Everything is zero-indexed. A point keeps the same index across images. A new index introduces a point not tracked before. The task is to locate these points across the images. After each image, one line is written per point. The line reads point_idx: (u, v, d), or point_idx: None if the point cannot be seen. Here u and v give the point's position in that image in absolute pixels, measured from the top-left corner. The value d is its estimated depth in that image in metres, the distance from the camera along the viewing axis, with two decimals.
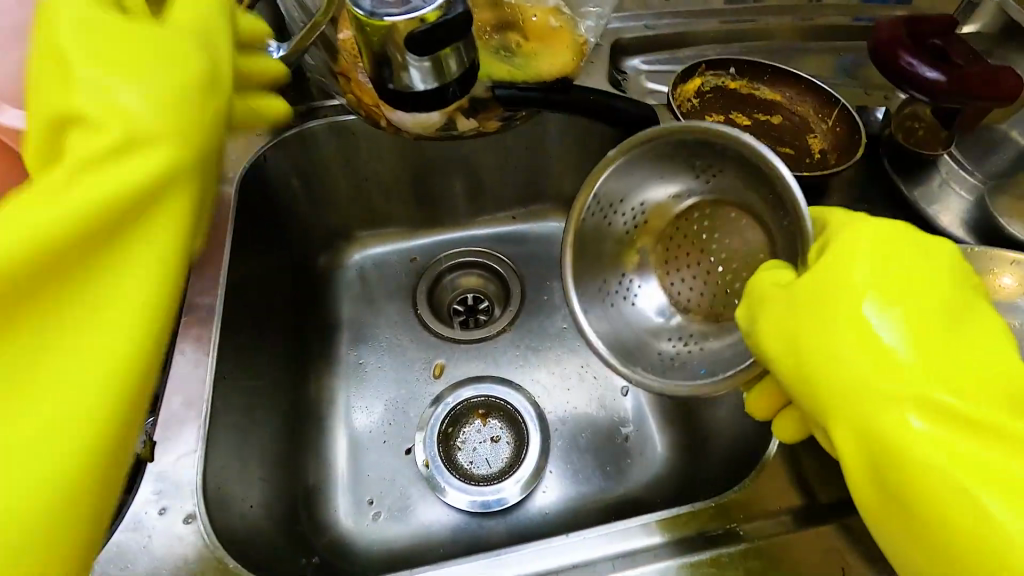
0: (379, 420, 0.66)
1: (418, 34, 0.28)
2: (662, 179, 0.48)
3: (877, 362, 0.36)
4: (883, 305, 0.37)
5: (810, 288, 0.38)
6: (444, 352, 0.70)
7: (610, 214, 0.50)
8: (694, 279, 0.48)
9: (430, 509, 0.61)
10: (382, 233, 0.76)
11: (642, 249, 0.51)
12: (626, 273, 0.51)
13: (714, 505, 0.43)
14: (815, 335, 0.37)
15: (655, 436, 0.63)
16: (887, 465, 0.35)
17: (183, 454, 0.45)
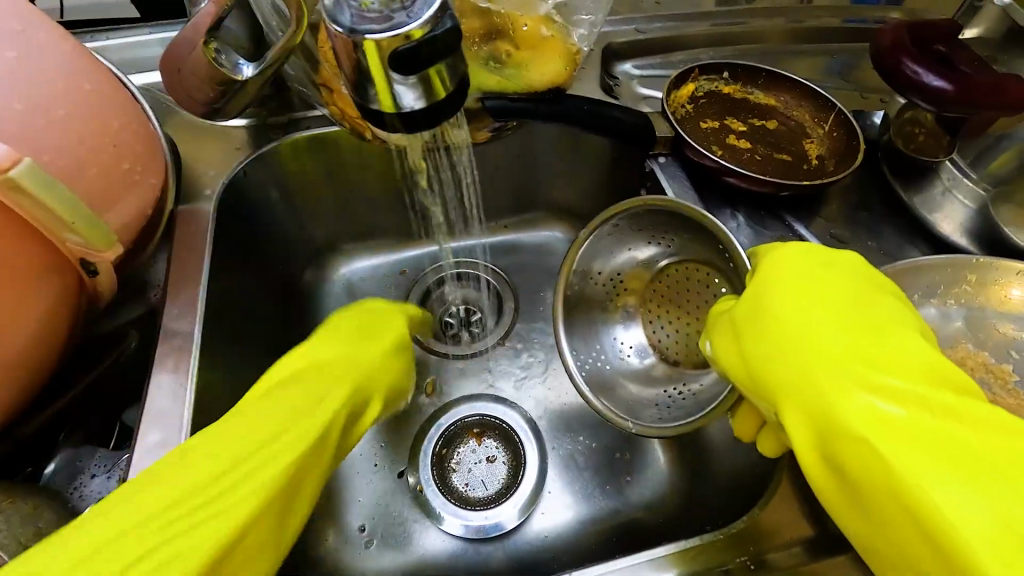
0: (370, 441, 0.63)
1: (402, 51, 0.26)
2: (630, 251, 0.57)
3: (810, 351, 0.37)
4: (815, 300, 0.38)
5: (749, 297, 0.41)
6: (436, 368, 0.68)
7: (594, 284, 0.57)
8: (679, 331, 0.55)
9: (425, 533, 0.59)
10: (370, 245, 0.73)
11: (626, 307, 0.57)
12: (613, 332, 0.57)
13: (720, 537, 0.42)
14: (755, 336, 0.39)
15: (656, 452, 0.61)
16: (840, 453, 0.34)
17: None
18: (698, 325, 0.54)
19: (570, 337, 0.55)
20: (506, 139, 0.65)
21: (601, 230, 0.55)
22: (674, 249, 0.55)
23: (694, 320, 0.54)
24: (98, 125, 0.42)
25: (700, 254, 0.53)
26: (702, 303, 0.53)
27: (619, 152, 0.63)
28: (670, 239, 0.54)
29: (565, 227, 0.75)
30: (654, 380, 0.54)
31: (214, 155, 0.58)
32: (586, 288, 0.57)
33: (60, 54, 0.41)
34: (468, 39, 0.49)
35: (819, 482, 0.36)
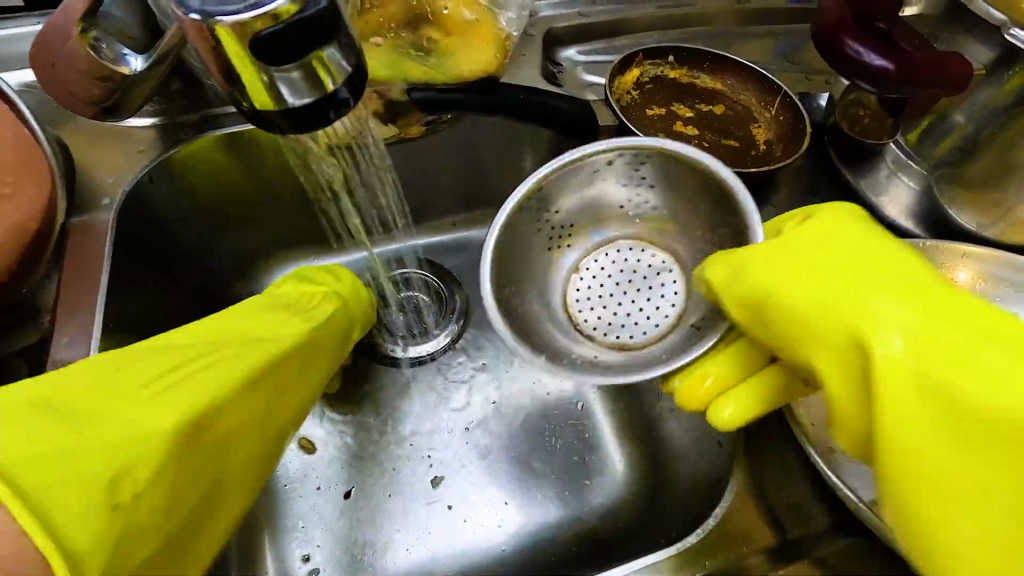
0: (312, 462, 0.59)
1: (266, 35, 0.22)
2: (598, 188, 0.47)
3: (858, 295, 0.33)
4: (868, 250, 0.35)
5: (788, 242, 0.37)
6: (382, 380, 0.64)
7: (542, 214, 0.47)
8: (601, 308, 0.47)
9: (371, 558, 0.55)
10: (306, 250, 0.68)
11: (568, 250, 0.49)
12: (551, 276, 0.48)
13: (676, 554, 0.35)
14: (789, 270, 0.35)
15: (614, 453, 0.59)
16: (943, 409, 0.31)
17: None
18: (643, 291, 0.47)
19: (502, 262, 0.44)
20: (444, 132, 0.61)
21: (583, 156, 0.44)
22: (651, 205, 0.47)
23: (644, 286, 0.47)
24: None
25: (683, 223, 0.46)
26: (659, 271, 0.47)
27: (564, 142, 0.60)
28: (654, 195, 0.46)
29: None
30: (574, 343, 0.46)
31: (115, 159, 0.52)
32: (526, 213, 0.46)
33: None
34: (383, 24, 0.47)
35: (928, 453, 0.31)
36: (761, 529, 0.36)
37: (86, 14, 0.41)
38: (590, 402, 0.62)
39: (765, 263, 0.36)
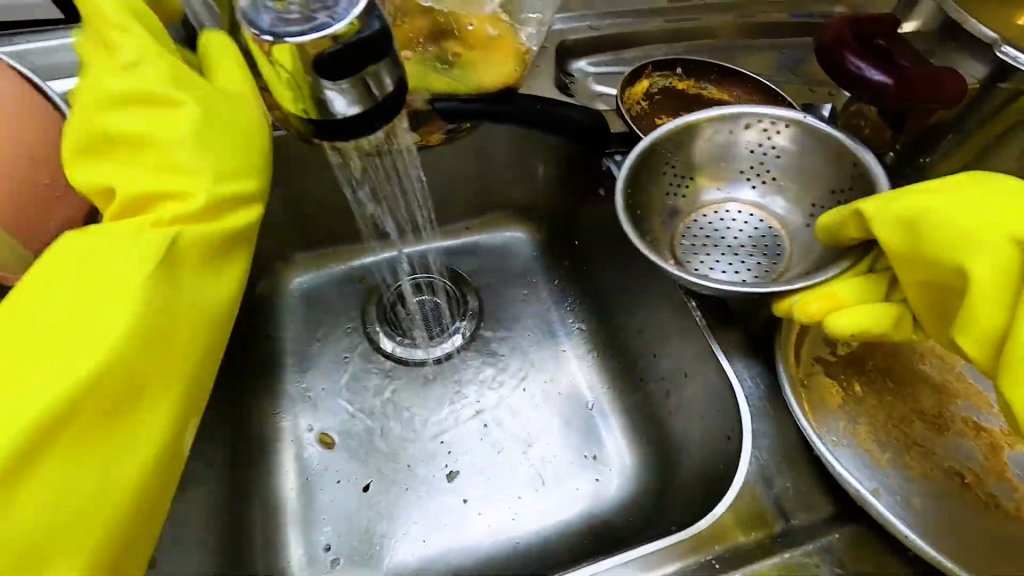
0: (332, 456, 0.61)
1: (327, 55, 0.25)
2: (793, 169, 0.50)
3: (987, 219, 0.36)
4: (1000, 191, 0.37)
5: (903, 191, 0.40)
6: (399, 378, 0.66)
7: (740, 161, 0.52)
8: (710, 248, 0.51)
9: (388, 549, 0.57)
10: (326, 253, 0.71)
11: (699, 218, 0.52)
12: (705, 235, 0.52)
13: (684, 540, 0.37)
14: (907, 203, 0.39)
15: (621, 452, 0.62)
16: None
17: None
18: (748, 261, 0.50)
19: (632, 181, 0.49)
20: (461, 141, 0.64)
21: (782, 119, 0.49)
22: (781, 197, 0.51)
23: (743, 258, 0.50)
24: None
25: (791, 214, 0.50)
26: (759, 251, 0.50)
27: (575, 150, 0.63)
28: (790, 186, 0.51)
29: (525, 228, 0.75)
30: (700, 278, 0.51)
31: None
32: (692, 161, 0.51)
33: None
34: (411, 38, 0.50)
35: None
36: (766, 514, 0.38)
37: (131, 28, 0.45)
38: (599, 403, 0.65)
39: (911, 201, 0.39)
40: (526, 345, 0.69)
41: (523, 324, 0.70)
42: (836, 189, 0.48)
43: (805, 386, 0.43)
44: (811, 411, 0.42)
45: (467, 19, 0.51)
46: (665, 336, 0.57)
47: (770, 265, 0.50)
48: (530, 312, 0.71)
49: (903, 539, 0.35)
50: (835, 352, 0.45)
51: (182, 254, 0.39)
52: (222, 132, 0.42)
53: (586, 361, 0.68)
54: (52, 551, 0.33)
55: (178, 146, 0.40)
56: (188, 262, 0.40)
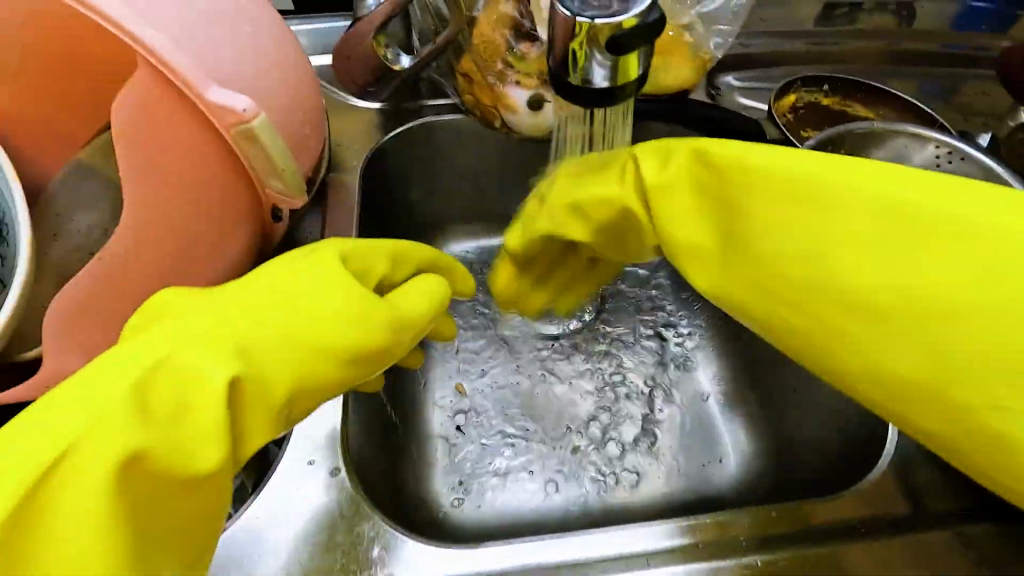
0: (465, 404, 0.68)
1: (617, 37, 0.31)
2: None
3: (767, 237, 0.34)
4: (780, 156, 0.34)
5: (990, 237, 0.30)
6: (527, 343, 0.73)
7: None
8: None
9: (512, 494, 0.63)
10: (470, 229, 0.77)
11: None
12: None
13: (702, 522, 0.46)
14: (850, 171, 0.32)
15: (734, 440, 0.65)
16: (816, 327, 0.34)
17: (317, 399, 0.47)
18: None
19: None
20: None
21: (852, 129, 0.52)
22: None
23: None
24: (292, 81, 0.47)
25: None
26: None
27: None
28: None
29: None
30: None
31: (358, 134, 0.65)
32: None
33: (263, 15, 0.46)
34: None
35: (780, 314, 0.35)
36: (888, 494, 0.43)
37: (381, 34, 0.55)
38: (715, 393, 0.68)
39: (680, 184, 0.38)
40: (643, 333, 0.73)
41: (645, 311, 0.75)
42: (919, 171, 0.52)
43: None
44: None
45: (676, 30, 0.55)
46: None
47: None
48: (653, 306, 0.75)
49: None
50: None
51: (69, 473, 0.29)
52: (244, 284, 0.39)
53: (701, 357, 0.71)
54: None
55: (126, 389, 0.31)
56: (179, 501, 0.33)
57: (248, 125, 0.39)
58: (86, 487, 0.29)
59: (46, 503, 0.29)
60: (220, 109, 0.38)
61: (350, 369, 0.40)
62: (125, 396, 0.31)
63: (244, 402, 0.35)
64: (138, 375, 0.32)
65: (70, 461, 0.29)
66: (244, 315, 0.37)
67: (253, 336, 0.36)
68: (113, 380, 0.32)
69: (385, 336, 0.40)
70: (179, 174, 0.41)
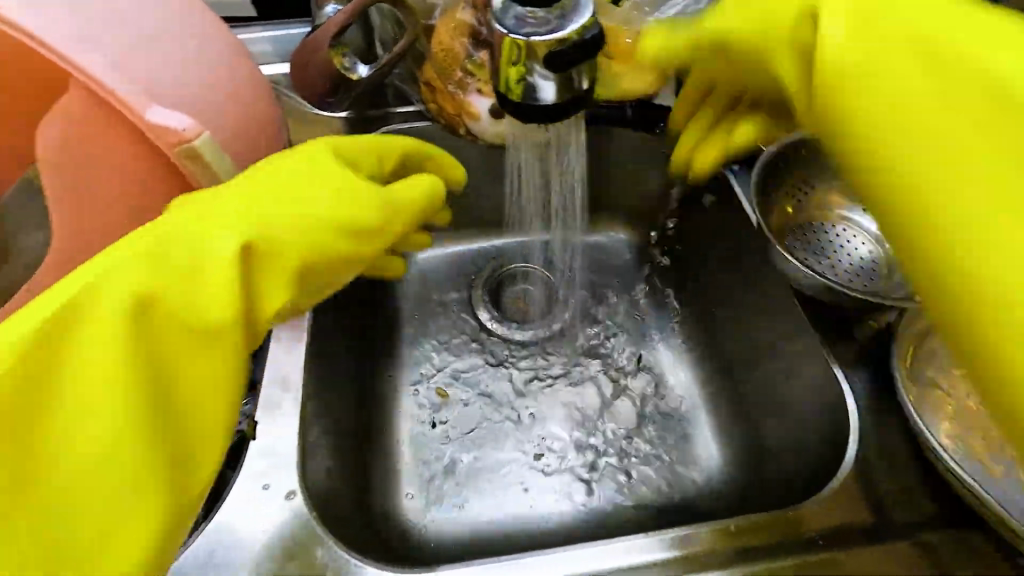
0: (440, 413, 0.68)
1: (555, 54, 0.31)
2: None
3: (933, 196, 0.31)
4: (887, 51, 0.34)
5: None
6: (501, 351, 0.72)
7: (785, 181, 0.55)
8: (812, 257, 0.53)
9: (485, 503, 0.63)
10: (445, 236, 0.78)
11: (790, 232, 0.54)
12: (805, 249, 0.53)
13: (688, 534, 0.45)
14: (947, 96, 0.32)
15: (709, 444, 0.65)
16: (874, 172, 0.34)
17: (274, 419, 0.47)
18: (847, 269, 0.52)
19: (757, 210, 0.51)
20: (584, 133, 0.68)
21: (809, 138, 0.53)
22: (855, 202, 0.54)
23: (840, 263, 0.53)
24: (243, 93, 0.46)
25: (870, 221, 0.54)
26: (848, 256, 0.53)
27: None
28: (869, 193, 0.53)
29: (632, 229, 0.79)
30: (818, 309, 0.53)
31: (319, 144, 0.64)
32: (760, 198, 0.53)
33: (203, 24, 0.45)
34: None
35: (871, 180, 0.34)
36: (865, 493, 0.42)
37: (337, 44, 0.53)
38: (690, 396, 0.68)
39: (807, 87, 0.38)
40: (614, 340, 0.73)
41: (620, 314, 0.75)
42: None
43: (917, 394, 0.46)
44: (922, 414, 0.45)
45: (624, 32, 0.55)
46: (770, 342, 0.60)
47: (853, 261, 0.53)
48: (625, 310, 0.75)
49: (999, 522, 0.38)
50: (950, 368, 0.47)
51: (87, 368, 0.33)
52: (242, 178, 0.41)
53: (676, 359, 0.71)
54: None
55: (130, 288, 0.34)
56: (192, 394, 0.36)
57: (190, 144, 0.38)
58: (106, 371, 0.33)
59: (55, 388, 0.33)
60: (158, 128, 0.37)
61: (356, 244, 0.44)
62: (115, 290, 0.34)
63: (256, 264, 0.39)
64: (149, 269, 0.35)
65: (65, 348, 0.33)
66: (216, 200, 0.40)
67: (232, 238, 0.38)
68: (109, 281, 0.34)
69: (371, 216, 0.44)
70: (117, 190, 0.39)
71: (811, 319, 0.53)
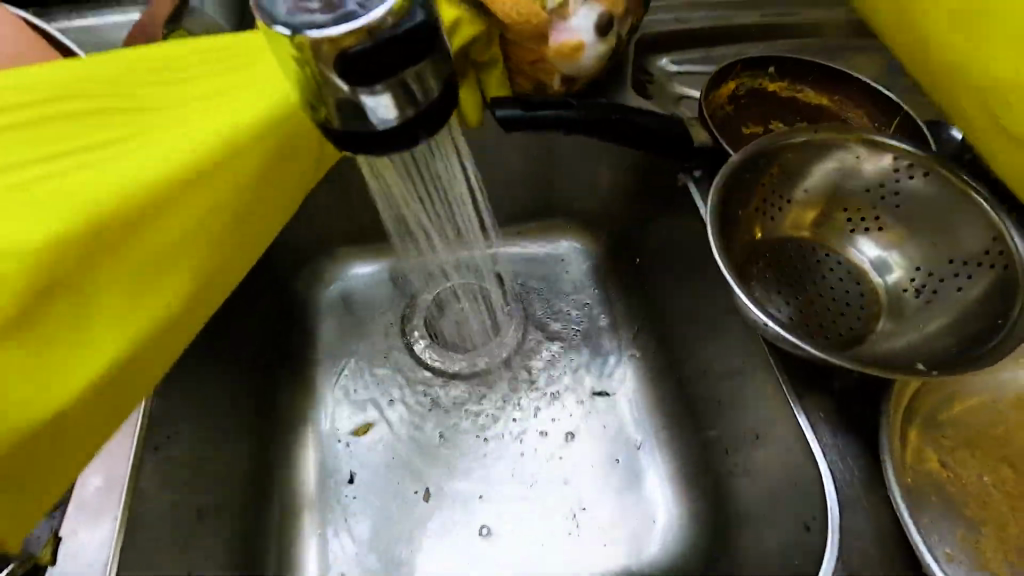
0: (360, 463, 0.58)
1: (355, 52, 0.23)
2: (861, 194, 0.42)
3: None
4: None
5: None
6: (435, 388, 0.62)
7: (754, 193, 0.43)
8: (786, 293, 0.43)
9: (406, 574, 0.54)
10: (370, 250, 0.67)
11: (760, 262, 0.44)
12: (778, 283, 0.43)
13: None
14: None
15: (670, 501, 0.56)
16: None
17: (81, 540, 0.38)
18: (830, 309, 0.42)
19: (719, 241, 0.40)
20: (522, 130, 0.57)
21: (788, 143, 0.41)
22: (844, 222, 0.43)
23: (821, 301, 0.42)
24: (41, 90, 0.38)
25: (860, 249, 0.43)
26: (831, 291, 0.43)
27: (649, 158, 0.56)
28: (860, 212, 0.43)
29: (585, 237, 0.69)
30: (787, 356, 0.43)
31: None
32: (725, 220, 0.42)
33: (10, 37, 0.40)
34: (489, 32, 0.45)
35: None
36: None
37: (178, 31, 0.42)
38: (650, 441, 0.59)
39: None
40: (567, 370, 0.63)
41: (573, 341, 0.65)
42: (872, 190, 0.42)
43: (912, 477, 0.36)
44: (919, 505, 0.35)
45: (573, 8, 0.43)
46: (737, 383, 0.50)
47: (834, 296, 0.42)
48: (574, 335, 0.65)
49: None
50: (952, 437, 0.38)
51: (207, 104, 0.37)
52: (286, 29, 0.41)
53: (636, 397, 0.61)
54: (39, 335, 0.32)
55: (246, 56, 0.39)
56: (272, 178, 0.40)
57: None
58: (231, 116, 0.37)
59: (155, 131, 0.35)
60: None
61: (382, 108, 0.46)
62: (155, 169, 0.34)
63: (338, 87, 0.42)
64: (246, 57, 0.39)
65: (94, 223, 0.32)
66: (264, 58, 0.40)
67: (259, 137, 0.38)
68: (115, 169, 0.33)
69: None
70: None
71: (784, 368, 0.43)
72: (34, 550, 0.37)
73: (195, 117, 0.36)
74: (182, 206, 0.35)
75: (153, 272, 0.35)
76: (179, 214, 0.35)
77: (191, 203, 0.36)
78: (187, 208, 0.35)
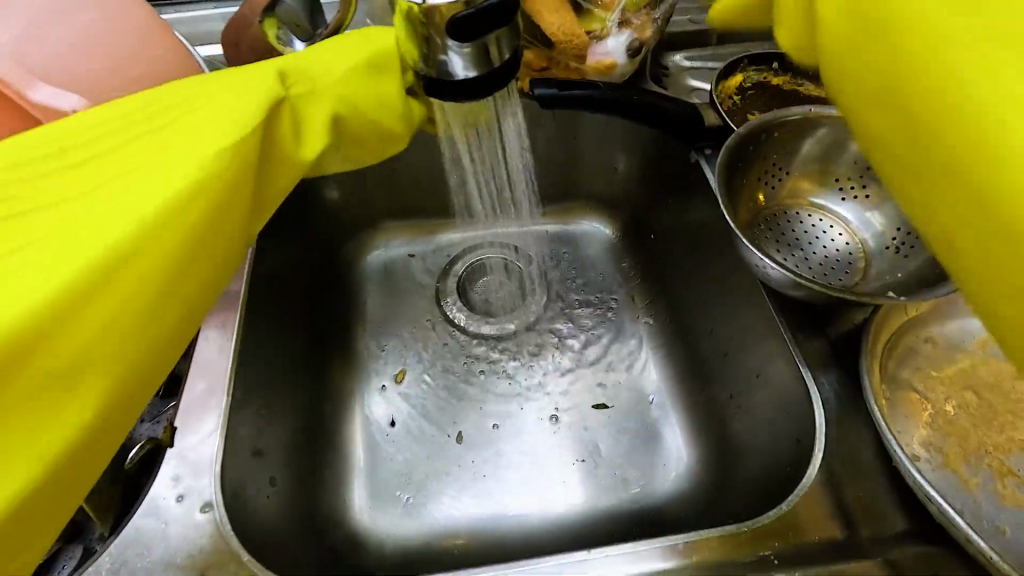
0: (399, 409, 0.65)
1: (460, 17, 0.30)
2: (849, 166, 0.49)
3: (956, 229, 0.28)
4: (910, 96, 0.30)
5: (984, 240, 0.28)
6: (466, 346, 0.69)
7: (757, 164, 0.50)
8: (784, 251, 0.50)
9: (439, 508, 0.60)
10: (409, 224, 0.75)
11: (761, 224, 0.50)
12: (778, 241, 0.50)
13: (667, 545, 0.40)
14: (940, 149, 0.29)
15: (679, 446, 0.62)
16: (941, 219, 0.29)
17: (194, 430, 0.44)
18: (822, 264, 0.49)
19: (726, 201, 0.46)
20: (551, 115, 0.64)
21: (786, 119, 0.48)
22: (835, 191, 0.50)
23: (814, 257, 0.49)
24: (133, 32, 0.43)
25: (849, 213, 0.50)
26: (823, 249, 0.49)
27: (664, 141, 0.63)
28: (849, 180, 0.49)
29: (603, 216, 0.75)
30: (785, 304, 0.50)
31: None
32: (731, 186, 0.48)
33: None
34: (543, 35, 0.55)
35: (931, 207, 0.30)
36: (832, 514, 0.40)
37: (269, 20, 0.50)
38: (661, 395, 0.65)
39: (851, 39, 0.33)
40: (585, 334, 0.70)
41: (591, 308, 0.71)
42: (859, 162, 0.48)
43: (888, 399, 0.42)
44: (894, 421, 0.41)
45: (609, 33, 0.55)
46: (741, 336, 0.56)
47: (825, 253, 0.49)
48: (589, 303, 0.72)
49: (955, 534, 0.35)
50: (925, 369, 0.44)
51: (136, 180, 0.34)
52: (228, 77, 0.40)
53: (648, 357, 0.68)
54: None
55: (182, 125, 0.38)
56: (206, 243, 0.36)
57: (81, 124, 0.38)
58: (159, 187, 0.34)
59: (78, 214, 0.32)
60: (42, 107, 0.37)
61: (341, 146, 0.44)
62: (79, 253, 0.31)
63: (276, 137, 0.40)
64: (176, 121, 0.37)
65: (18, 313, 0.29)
66: (199, 104, 0.38)
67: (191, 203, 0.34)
68: (43, 257, 0.30)
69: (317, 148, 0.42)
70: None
71: (781, 316, 0.50)
72: (154, 438, 0.45)
73: (118, 194, 0.33)
74: (111, 289, 0.32)
75: (83, 363, 0.31)
76: (109, 295, 0.32)
77: (120, 284, 0.32)
78: (126, 284, 0.32)
